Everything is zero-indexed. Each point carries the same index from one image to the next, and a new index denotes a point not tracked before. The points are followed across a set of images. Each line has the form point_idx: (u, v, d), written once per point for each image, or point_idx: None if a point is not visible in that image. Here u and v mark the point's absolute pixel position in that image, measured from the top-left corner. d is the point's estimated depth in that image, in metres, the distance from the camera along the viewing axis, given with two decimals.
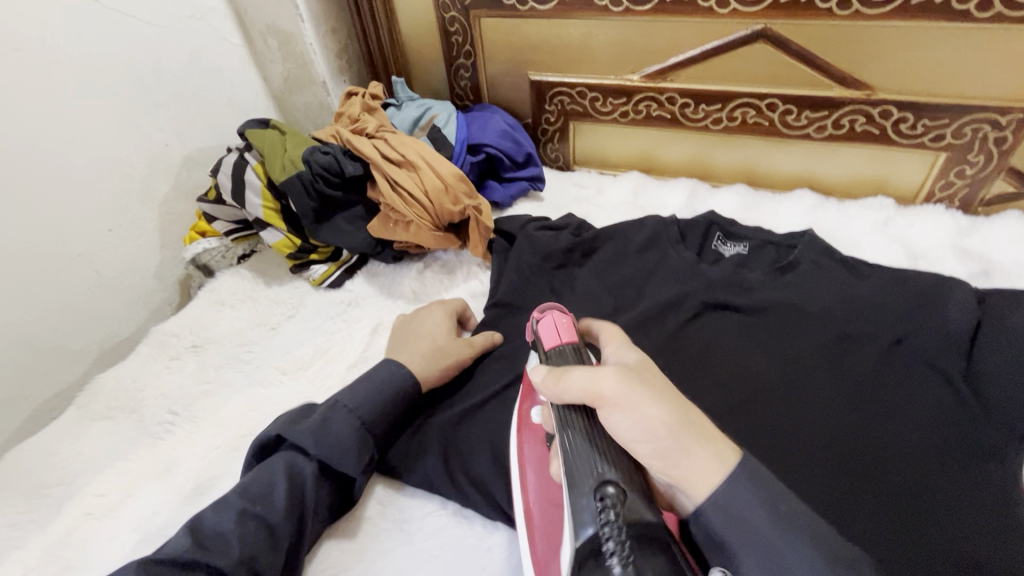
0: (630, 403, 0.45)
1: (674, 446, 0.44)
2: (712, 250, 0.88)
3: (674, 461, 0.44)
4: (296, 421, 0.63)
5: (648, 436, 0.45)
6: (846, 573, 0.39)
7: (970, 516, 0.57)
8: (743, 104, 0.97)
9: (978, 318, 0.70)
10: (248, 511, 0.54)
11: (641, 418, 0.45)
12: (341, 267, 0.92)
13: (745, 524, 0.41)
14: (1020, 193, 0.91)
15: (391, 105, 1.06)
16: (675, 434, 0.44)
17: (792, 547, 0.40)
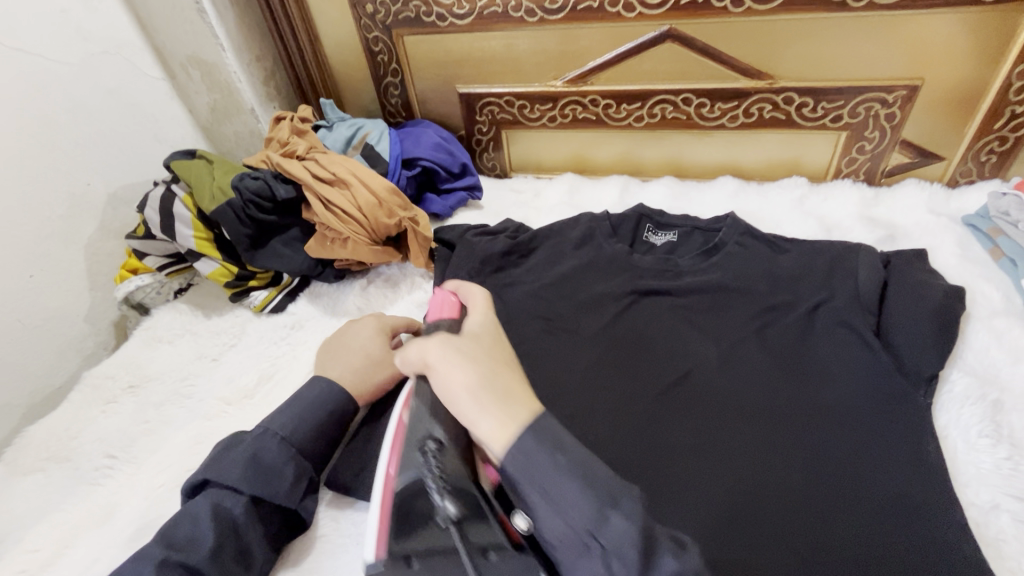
0: (445, 368, 0.52)
1: (482, 409, 0.49)
2: (644, 241, 0.93)
3: (482, 414, 0.49)
4: (224, 453, 0.60)
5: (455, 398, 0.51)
6: (622, 559, 0.41)
7: (888, 460, 0.62)
8: (661, 101, 1.02)
9: (884, 279, 0.77)
10: (177, 560, 0.52)
11: (454, 375, 0.51)
12: (282, 291, 0.92)
13: (534, 475, 0.45)
14: (914, 162, 0.99)
15: (322, 127, 1.07)
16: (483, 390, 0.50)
17: (595, 513, 0.43)
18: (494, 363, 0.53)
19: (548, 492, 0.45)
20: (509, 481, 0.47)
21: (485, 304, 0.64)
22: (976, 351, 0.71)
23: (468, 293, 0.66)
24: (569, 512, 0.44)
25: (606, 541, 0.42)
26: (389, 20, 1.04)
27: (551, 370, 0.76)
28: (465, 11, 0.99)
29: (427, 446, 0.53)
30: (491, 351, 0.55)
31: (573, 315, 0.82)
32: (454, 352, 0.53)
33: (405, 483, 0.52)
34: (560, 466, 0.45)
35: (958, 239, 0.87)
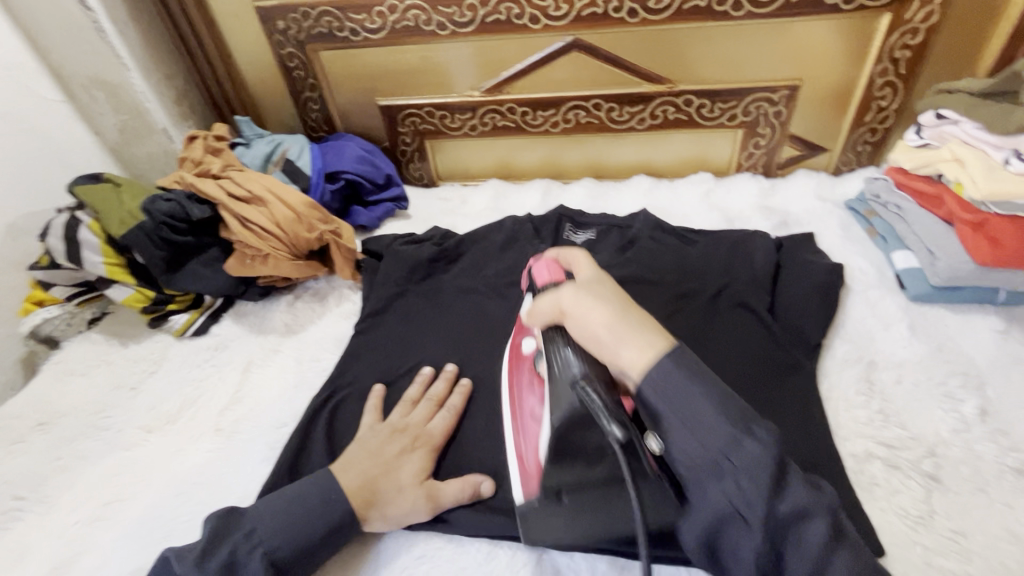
0: (581, 311, 0.57)
1: (620, 341, 0.54)
2: (565, 240, 0.97)
3: (621, 346, 0.53)
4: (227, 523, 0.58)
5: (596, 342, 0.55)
6: (692, 419, 0.49)
7: (786, 422, 0.67)
8: (573, 107, 1.07)
9: (777, 261, 0.85)
10: None
11: (591, 319, 0.55)
12: (204, 312, 0.90)
13: (654, 384, 0.51)
14: (803, 154, 1.09)
15: (240, 144, 1.05)
16: (619, 322, 0.54)
17: (731, 435, 0.47)
18: (621, 300, 0.58)
19: (670, 399, 0.50)
20: (646, 408, 0.52)
21: (590, 261, 0.64)
22: (855, 320, 0.79)
23: (571, 253, 0.66)
24: (693, 426, 0.49)
25: (727, 452, 0.47)
26: (302, 36, 1.04)
27: (477, 369, 0.78)
28: (377, 26, 1.01)
29: (576, 382, 0.54)
30: (616, 292, 0.59)
31: (499, 316, 0.85)
32: (586, 296, 0.57)
33: (562, 420, 0.56)
34: (665, 366, 0.51)
35: (840, 222, 0.96)
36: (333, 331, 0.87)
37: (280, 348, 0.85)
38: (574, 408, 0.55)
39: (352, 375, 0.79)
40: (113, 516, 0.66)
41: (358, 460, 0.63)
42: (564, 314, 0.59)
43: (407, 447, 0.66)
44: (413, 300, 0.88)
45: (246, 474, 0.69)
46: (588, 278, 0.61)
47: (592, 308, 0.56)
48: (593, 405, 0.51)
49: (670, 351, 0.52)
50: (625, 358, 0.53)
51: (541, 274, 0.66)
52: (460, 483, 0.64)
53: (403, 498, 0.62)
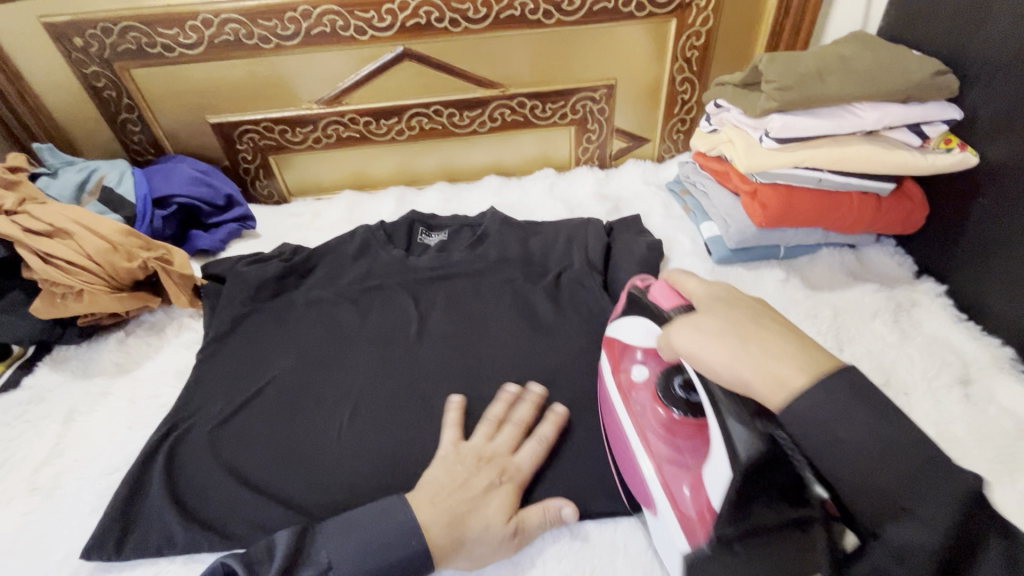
0: (698, 354, 0.50)
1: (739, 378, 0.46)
2: (419, 243, 0.99)
3: (747, 378, 0.46)
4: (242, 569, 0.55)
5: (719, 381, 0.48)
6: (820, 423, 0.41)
7: None
8: (416, 114, 1.10)
9: (608, 243, 0.94)
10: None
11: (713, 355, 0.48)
12: (11, 364, 0.80)
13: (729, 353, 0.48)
14: (630, 146, 1.22)
15: (43, 174, 0.94)
16: (741, 361, 0.47)
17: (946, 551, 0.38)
18: (741, 331, 0.49)
19: (771, 383, 0.44)
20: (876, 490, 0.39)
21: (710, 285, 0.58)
22: None
23: (680, 275, 0.62)
24: (820, 430, 0.41)
25: (894, 483, 0.38)
26: (107, 54, 0.97)
27: (332, 379, 0.78)
28: (193, 40, 0.96)
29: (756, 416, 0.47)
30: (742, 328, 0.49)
31: (354, 325, 0.85)
32: (701, 334, 0.50)
33: (749, 456, 0.45)
34: (817, 395, 0.42)
35: (662, 203, 1.09)
36: (173, 363, 0.82)
37: (110, 390, 0.78)
38: (760, 445, 0.45)
39: (194, 404, 0.75)
40: None
41: (440, 496, 0.60)
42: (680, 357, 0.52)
43: (494, 482, 0.62)
44: (264, 319, 0.86)
45: (68, 531, 0.63)
46: (710, 315, 0.52)
47: (708, 345, 0.49)
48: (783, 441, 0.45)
49: (837, 373, 0.42)
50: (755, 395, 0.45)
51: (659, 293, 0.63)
52: (542, 509, 0.61)
53: (489, 541, 0.58)
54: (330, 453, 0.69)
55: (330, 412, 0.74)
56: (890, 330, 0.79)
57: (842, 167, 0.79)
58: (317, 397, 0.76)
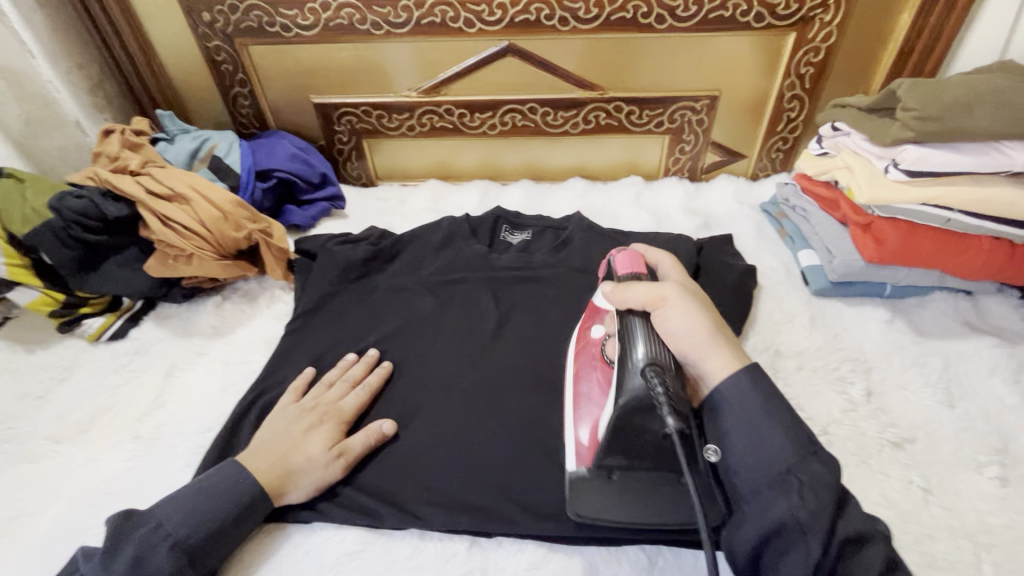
0: (682, 310, 0.60)
1: (710, 354, 0.59)
2: (502, 240, 0.98)
3: (710, 356, 0.59)
4: (136, 561, 0.54)
5: (691, 346, 0.60)
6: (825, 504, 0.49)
7: None
8: (510, 110, 1.10)
9: (698, 263, 0.91)
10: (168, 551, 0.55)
11: (691, 321, 0.60)
12: (122, 316, 0.85)
13: (743, 402, 0.56)
14: (724, 160, 1.17)
15: (161, 139, 1.00)
16: (712, 335, 0.60)
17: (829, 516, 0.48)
18: (709, 312, 0.63)
19: (732, 404, 0.57)
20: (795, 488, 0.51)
21: (674, 268, 0.70)
22: (767, 315, 0.86)
23: (666, 263, 0.71)
24: (763, 450, 0.54)
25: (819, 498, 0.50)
26: (230, 29, 1.01)
27: (409, 367, 0.79)
28: (310, 22, 0.99)
29: (648, 367, 0.55)
30: (705, 300, 0.64)
31: (434, 316, 0.86)
32: (685, 296, 0.61)
33: (626, 402, 0.57)
34: (769, 418, 0.55)
35: (755, 224, 1.04)
36: (264, 332, 0.85)
37: (206, 352, 0.82)
38: (639, 393, 0.56)
39: (278, 370, 0.79)
40: (18, 534, 0.62)
41: (267, 447, 0.65)
42: (664, 301, 0.61)
43: (316, 423, 0.68)
44: (349, 300, 0.88)
45: (165, 480, 0.66)
46: (686, 291, 0.63)
47: (687, 308, 0.60)
48: (657, 391, 0.53)
49: (772, 398, 0.56)
50: (710, 367, 0.59)
51: (624, 256, 0.67)
52: (364, 430, 0.68)
53: (315, 466, 0.65)
54: (402, 439, 0.71)
55: (408, 401, 0.75)
56: (1011, 391, 0.72)
57: (977, 208, 0.72)
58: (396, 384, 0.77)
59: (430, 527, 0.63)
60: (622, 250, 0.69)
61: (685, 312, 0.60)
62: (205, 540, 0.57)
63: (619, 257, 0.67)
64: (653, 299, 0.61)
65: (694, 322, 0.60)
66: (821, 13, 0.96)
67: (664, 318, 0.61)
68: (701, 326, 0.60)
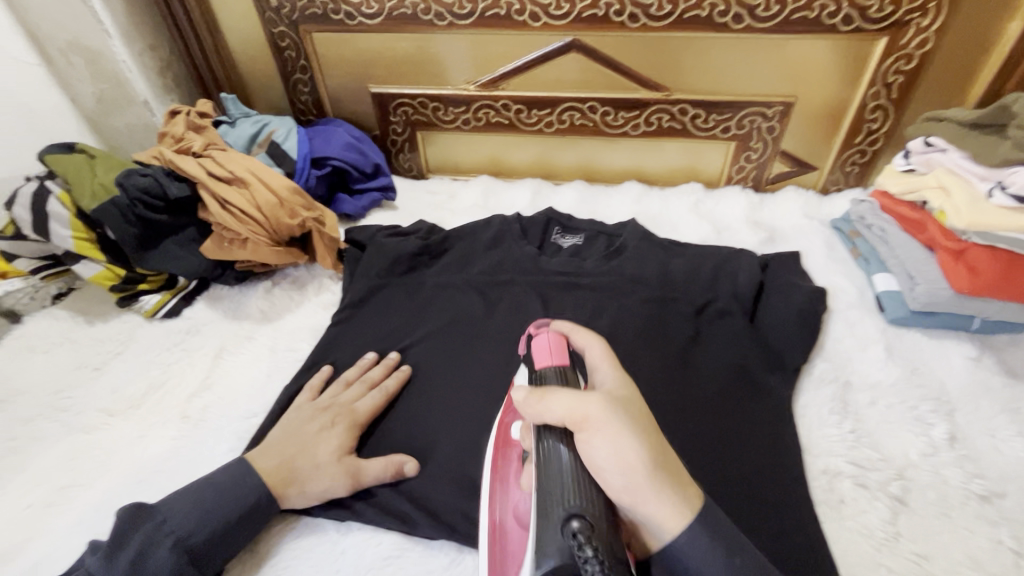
0: (611, 433, 0.47)
1: (647, 497, 0.46)
2: (552, 243, 0.95)
3: (647, 502, 0.46)
4: (139, 558, 0.53)
5: (627, 482, 0.46)
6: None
7: (754, 442, 0.67)
8: (569, 108, 1.06)
9: (761, 281, 0.85)
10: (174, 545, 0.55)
11: (620, 451, 0.46)
12: (177, 295, 0.87)
13: (703, 561, 0.45)
14: (793, 171, 1.10)
15: (224, 122, 1.02)
16: (643, 486, 0.46)
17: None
18: (654, 432, 0.49)
19: (607, 475, 0.47)
20: (701, 573, 0.45)
21: (608, 359, 0.56)
22: (836, 342, 0.79)
23: (584, 334, 0.59)
24: (694, 542, 0.45)
25: (726, 565, 0.45)
26: (295, 16, 1.02)
27: (453, 367, 0.77)
28: (374, 11, 0.98)
29: (570, 523, 0.45)
30: (646, 420, 0.50)
31: (480, 316, 0.84)
32: (619, 419, 0.48)
33: (545, 571, 0.45)
34: (680, 508, 0.46)
35: (825, 241, 0.97)
36: (311, 321, 0.85)
37: (254, 336, 0.83)
38: (564, 559, 0.44)
39: (324, 362, 0.78)
40: (67, 503, 0.63)
41: (279, 445, 0.65)
42: (583, 423, 0.48)
43: (326, 425, 0.67)
44: (396, 293, 0.87)
45: (211, 464, 0.67)
46: (625, 397, 0.51)
47: (585, 398, 0.49)
48: (584, 560, 0.42)
49: (695, 499, 0.47)
50: (656, 516, 0.46)
51: (542, 341, 0.60)
52: (382, 462, 0.65)
53: (320, 472, 0.63)
54: (443, 442, 0.69)
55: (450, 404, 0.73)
56: None
57: None
58: (439, 385, 0.75)
59: (469, 539, 0.61)
60: (558, 325, 0.60)
61: (605, 419, 0.48)
62: (209, 542, 0.57)
63: (539, 345, 0.59)
64: (584, 368, 0.56)
65: (610, 417, 0.48)
66: (919, 17, 0.88)
67: (591, 445, 0.48)
68: (635, 417, 0.49)
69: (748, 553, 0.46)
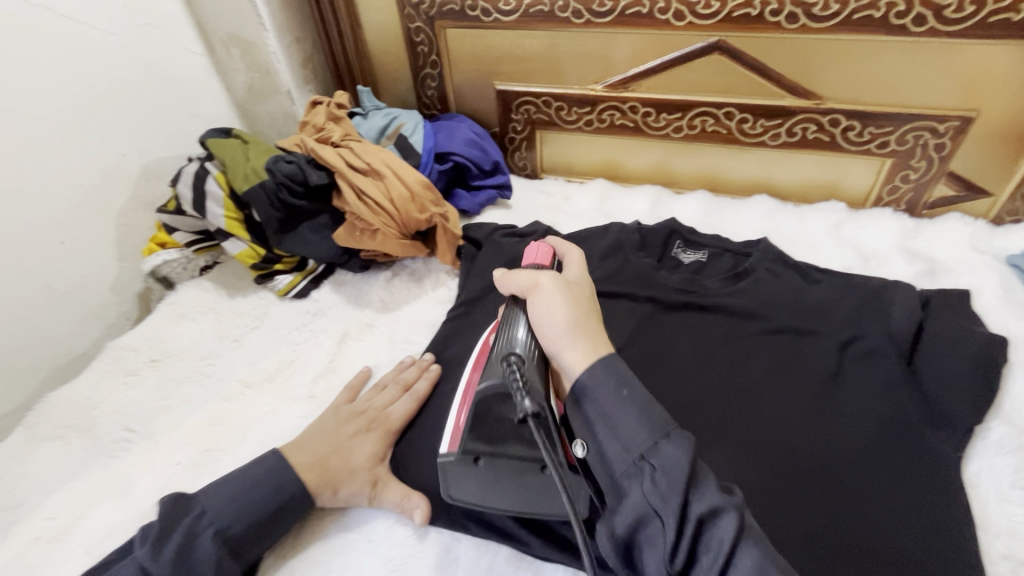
0: (548, 298, 0.57)
1: (569, 340, 0.54)
2: (673, 257, 0.90)
3: (567, 343, 0.54)
4: (185, 548, 0.54)
5: (553, 333, 0.55)
6: (675, 485, 0.45)
7: (905, 512, 0.60)
8: (702, 113, 1.00)
9: (919, 322, 0.74)
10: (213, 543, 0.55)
11: (555, 309, 0.56)
12: (307, 277, 0.91)
13: (603, 402, 0.50)
14: (960, 197, 0.96)
15: (357, 114, 1.06)
16: (570, 328, 0.54)
17: (651, 439, 0.47)
18: (590, 308, 0.58)
19: (562, 343, 0.54)
20: (599, 420, 0.50)
21: (579, 261, 0.66)
22: (1015, 404, 0.69)
23: (563, 245, 0.69)
24: (608, 410, 0.49)
25: (642, 423, 0.48)
26: (433, 11, 1.03)
27: None
28: (511, 8, 0.98)
29: (511, 359, 0.55)
30: (591, 303, 0.59)
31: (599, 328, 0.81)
32: (562, 290, 0.57)
33: (485, 388, 0.57)
34: (597, 367, 0.51)
35: (1000, 280, 0.84)
36: (428, 315, 0.86)
37: (375, 325, 0.85)
38: (499, 380, 0.56)
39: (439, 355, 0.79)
40: (208, 465, 0.68)
41: (310, 441, 0.66)
42: (535, 288, 0.59)
43: (361, 428, 0.68)
44: None
45: None
46: (575, 287, 0.59)
47: (540, 277, 0.59)
48: (512, 377, 0.53)
49: (608, 354, 0.53)
50: (572, 353, 0.53)
51: (531, 252, 0.68)
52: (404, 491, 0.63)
53: (350, 477, 0.63)
54: None
55: None
56: None
57: None
58: None
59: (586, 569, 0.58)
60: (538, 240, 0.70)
61: (550, 291, 0.57)
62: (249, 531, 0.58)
63: (530, 249, 0.68)
64: (529, 283, 0.60)
65: (558, 300, 0.56)
66: None
67: (538, 300, 0.58)
68: (580, 299, 0.58)
69: (670, 424, 0.48)
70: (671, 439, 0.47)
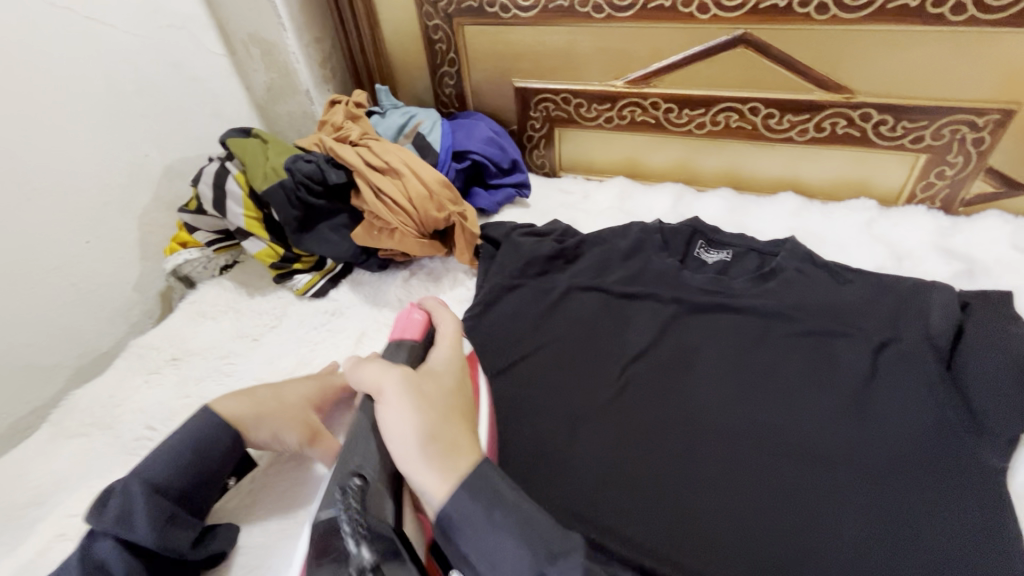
0: (395, 414, 0.51)
1: (418, 467, 0.48)
2: (695, 257, 0.87)
3: (417, 471, 0.49)
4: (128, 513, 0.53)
5: (402, 451, 0.49)
6: (518, 532, 0.44)
7: (947, 526, 0.57)
8: (726, 109, 0.97)
9: (959, 324, 0.70)
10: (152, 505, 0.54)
11: (402, 422, 0.50)
12: (325, 276, 0.91)
13: (446, 458, 0.48)
14: (999, 193, 0.92)
15: (376, 113, 1.06)
16: (422, 441, 0.49)
17: (497, 487, 0.46)
18: (448, 410, 0.53)
19: (409, 437, 0.50)
20: (440, 468, 0.48)
21: (455, 346, 0.62)
22: None
23: (451, 333, 0.64)
24: (451, 443, 0.48)
25: (491, 476, 0.47)
26: (451, 9, 1.03)
27: (589, 383, 0.74)
28: (530, 3, 0.96)
29: None
30: (451, 399, 0.55)
31: (620, 330, 0.79)
32: (415, 392, 0.53)
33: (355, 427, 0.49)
34: (448, 422, 0.49)
35: None
36: None
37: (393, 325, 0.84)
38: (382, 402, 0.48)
39: None
40: None
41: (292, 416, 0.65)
42: (380, 395, 0.53)
43: None
44: (529, 296, 0.84)
45: None
46: (431, 382, 0.55)
47: (393, 372, 0.55)
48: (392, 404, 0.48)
49: (461, 426, 0.50)
50: (423, 479, 0.48)
51: (414, 323, 0.65)
52: None
53: None
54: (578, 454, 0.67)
55: (584, 423, 0.70)
56: None
57: None
58: (569, 398, 0.72)
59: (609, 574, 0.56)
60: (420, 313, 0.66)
61: (405, 405, 0.52)
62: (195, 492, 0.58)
63: (411, 323, 0.65)
64: (376, 388, 0.54)
65: (419, 403, 0.52)
66: None
67: (386, 404, 0.53)
68: (440, 407, 0.53)
69: (518, 473, 0.47)
70: (520, 496, 0.46)
